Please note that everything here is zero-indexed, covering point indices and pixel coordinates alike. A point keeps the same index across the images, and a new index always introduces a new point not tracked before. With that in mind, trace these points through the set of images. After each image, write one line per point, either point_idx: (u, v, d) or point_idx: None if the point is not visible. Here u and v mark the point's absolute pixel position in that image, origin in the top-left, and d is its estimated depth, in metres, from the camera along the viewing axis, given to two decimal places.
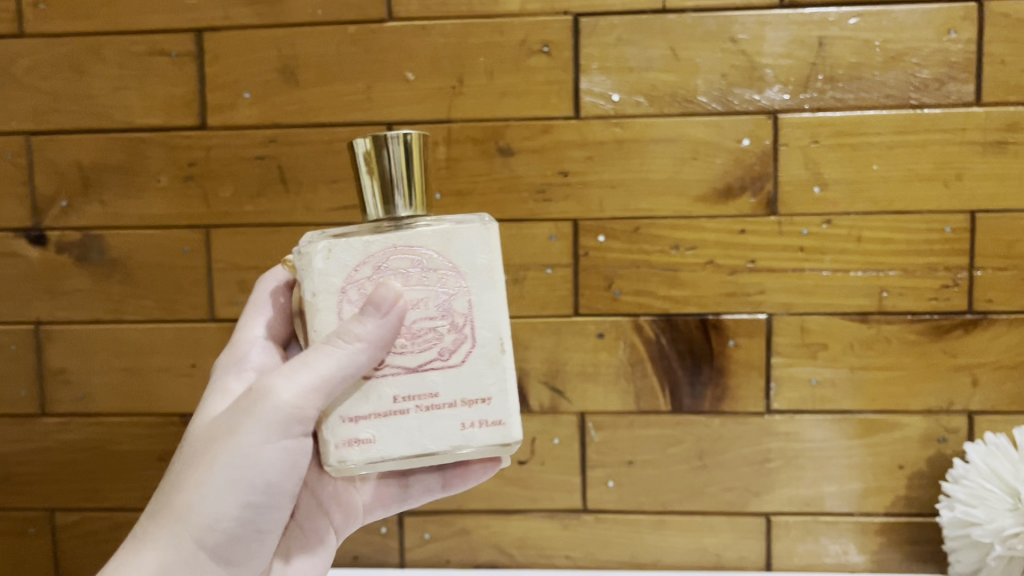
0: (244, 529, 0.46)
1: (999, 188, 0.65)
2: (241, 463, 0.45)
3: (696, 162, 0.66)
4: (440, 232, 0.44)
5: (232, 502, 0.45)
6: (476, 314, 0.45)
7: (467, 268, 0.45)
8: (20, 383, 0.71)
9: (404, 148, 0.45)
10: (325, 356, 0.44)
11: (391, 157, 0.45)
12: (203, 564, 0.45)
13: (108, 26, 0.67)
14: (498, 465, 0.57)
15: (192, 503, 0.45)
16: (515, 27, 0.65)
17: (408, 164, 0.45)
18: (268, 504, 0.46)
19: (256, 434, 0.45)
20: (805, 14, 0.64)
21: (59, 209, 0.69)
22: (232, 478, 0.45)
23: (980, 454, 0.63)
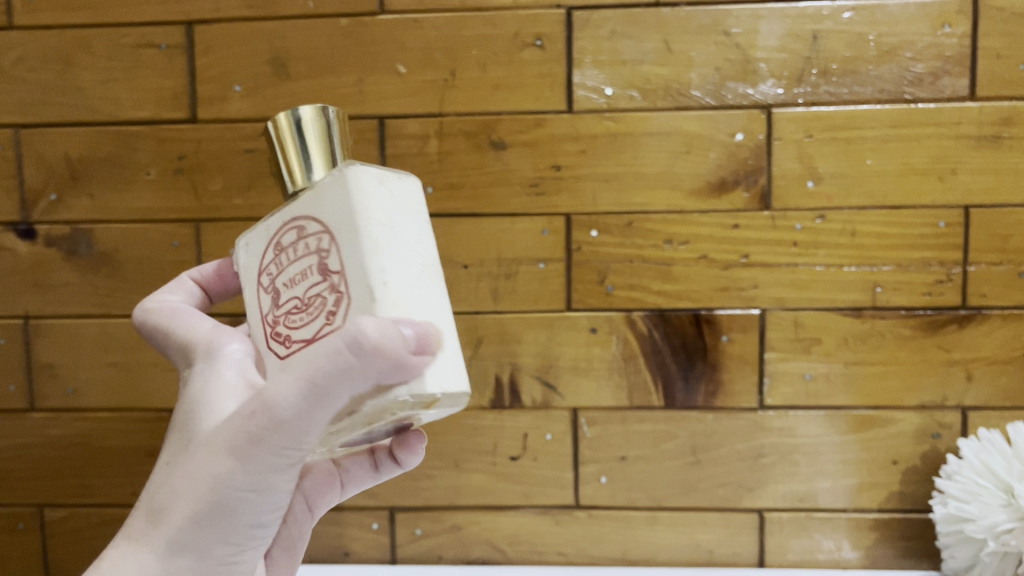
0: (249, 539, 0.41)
1: (994, 183, 0.64)
2: (257, 498, 0.40)
3: (689, 156, 0.65)
4: (312, 192, 0.40)
5: (248, 530, 0.41)
6: (348, 267, 0.38)
7: (332, 222, 0.39)
8: (8, 378, 0.71)
9: (319, 120, 0.41)
10: (313, 373, 0.36)
11: (307, 125, 0.41)
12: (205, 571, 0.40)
13: (96, 18, 0.67)
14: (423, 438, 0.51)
15: (194, 516, 0.39)
16: (507, 20, 0.65)
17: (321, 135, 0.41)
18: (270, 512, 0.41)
19: (270, 467, 0.39)
20: (799, 8, 0.63)
21: (48, 202, 0.69)
22: (245, 510, 0.40)
23: (972, 449, 0.62)
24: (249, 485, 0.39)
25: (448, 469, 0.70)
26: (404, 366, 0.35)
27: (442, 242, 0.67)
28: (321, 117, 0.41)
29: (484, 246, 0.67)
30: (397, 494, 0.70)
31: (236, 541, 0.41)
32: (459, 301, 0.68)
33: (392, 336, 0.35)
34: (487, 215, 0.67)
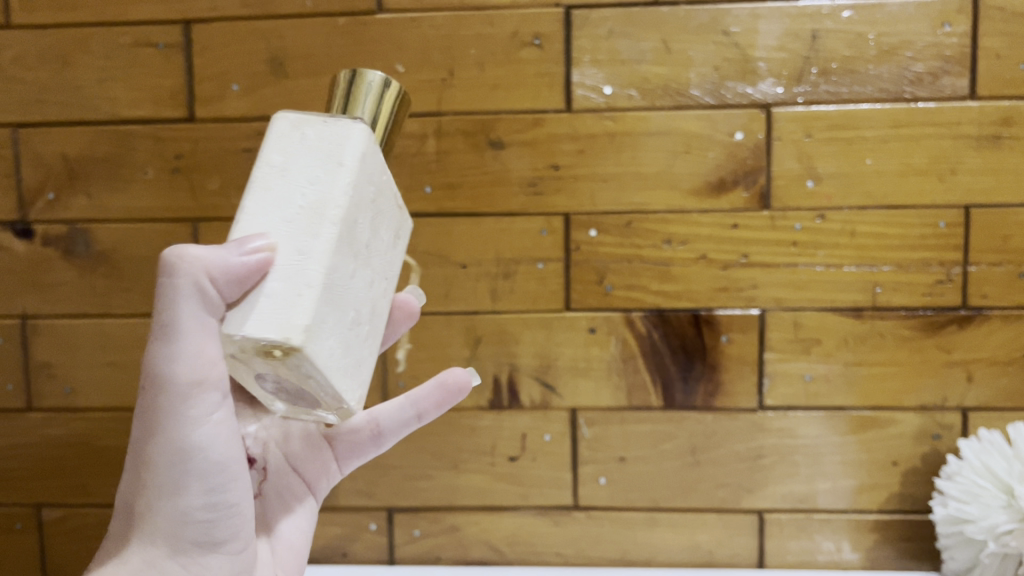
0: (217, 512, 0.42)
1: (994, 183, 0.64)
2: (185, 459, 0.40)
3: (688, 156, 0.65)
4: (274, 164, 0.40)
5: (200, 495, 0.41)
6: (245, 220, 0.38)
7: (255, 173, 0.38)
8: (5, 377, 0.71)
9: (382, 93, 0.41)
10: (166, 322, 0.37)
11: (366, 94, 0.41)
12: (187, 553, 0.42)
13: (94, 17, 0.67)
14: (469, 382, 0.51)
15: (150, 504, 0.41)
16: (505, 19, 0.65)
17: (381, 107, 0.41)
18: (221, 478, 0.41)
19: (182, 425, 0.39)
20: (798, 7, 0.63)
21: (45, 202, 0.69)
22: (182, 478, 0.40)
23: (973, 450, 0.62)
24: (167, 451, 0.40)
25: (446, 469, 0.69)
26: (227, 280, 0.36)
27: (440, 242, 0.67)
28: (384, 91, 0.41)
29: (482, 245, 0.67)
30: (394, 495, 0.70)
31: (198, 512, 0.41)
32: (458, 301, 0.67)
33: (217, 254, 0.36)
34: (485, 214, 0.67)
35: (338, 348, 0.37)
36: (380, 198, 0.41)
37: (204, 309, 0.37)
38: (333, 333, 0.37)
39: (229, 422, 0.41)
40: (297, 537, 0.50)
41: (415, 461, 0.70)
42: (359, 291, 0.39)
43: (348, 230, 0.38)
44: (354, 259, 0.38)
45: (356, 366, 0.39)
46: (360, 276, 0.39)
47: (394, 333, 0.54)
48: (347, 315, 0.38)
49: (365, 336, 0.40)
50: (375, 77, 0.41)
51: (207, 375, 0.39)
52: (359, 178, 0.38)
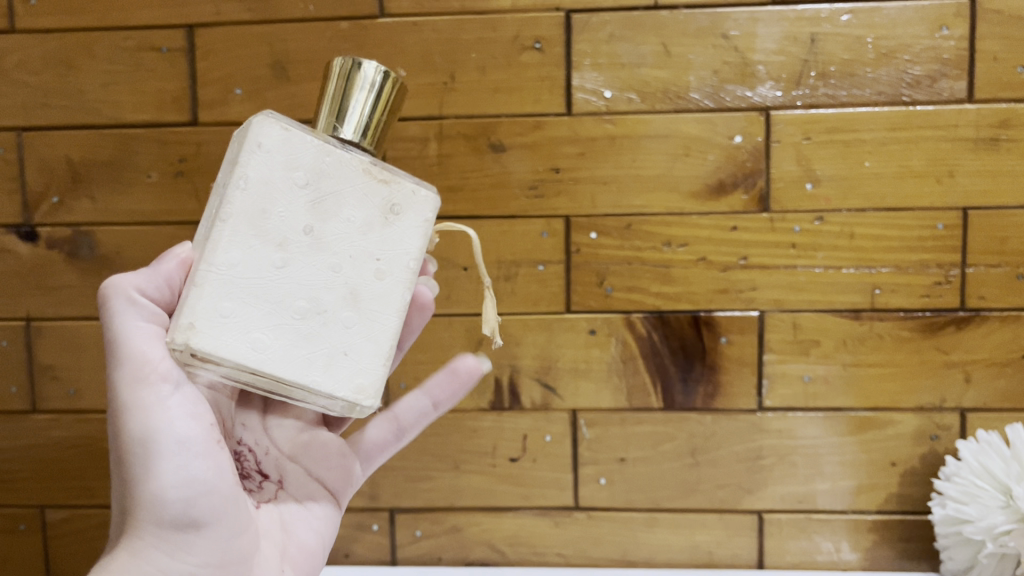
0: (193, 489, 0.43)
1: (992, 185, 0.65)
2: (148, 447, 0.42)
3: (687, 159, 0.66)
4: None
5: (171, 479, 0.42)
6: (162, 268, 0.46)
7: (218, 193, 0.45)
8: (10, 379, 0.71)
9: (379, 85, 0.44)
10: (110, 337, 0.43)
11: (362, 82, 0.43)
12: (173, 537, 0.43)
13: (99, 21, 0.67)
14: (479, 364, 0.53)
15: (128, 497, 0.43)
16: (506, 23, 0.65)
17: (372, 98, 0.44)
18: (186, 457, 0.43)
19: (140, 414, 0.42)
20: (797, 11, 0.64)
21: (50, 205, 0.69)
22: (148, 463, 0.42)
23: (971, 451, 0.62)
24: (132, 442, 0.42)
25: (447, 470, 0.70)
26: (157, 287, 0.44)
27: (441, 245, 0.68)
28: (380, 82, 0.44)
29: (483, 247, 0.67)
30: (396, 496, 0.70)
31: (175, 497, 0.42)
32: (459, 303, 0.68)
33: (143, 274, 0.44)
34: (487, 217, 0.67)
35: (262, 339, 0.41)
36: (324, 180, 0.42)
37: (139, 317, 0.43)
38: (246, 326, 0.41)
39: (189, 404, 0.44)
40: (316, 541, 0.49)
41: (417, 462, 0.70)
42: (300, 280, 0.42)
43: (261, 225, 0.42)
44: (282, 250, 0.42)
45: (314, 352, 0.42)
46: (298, 265, 0.42)
47: (411, 325, 0.53)
48: (276, 305, 0.42)
49: (330, 321, 0.42)
50: (373, 68, 0.43)
51: (151, 365, 0.43)
52: (270, 172, 0.42)
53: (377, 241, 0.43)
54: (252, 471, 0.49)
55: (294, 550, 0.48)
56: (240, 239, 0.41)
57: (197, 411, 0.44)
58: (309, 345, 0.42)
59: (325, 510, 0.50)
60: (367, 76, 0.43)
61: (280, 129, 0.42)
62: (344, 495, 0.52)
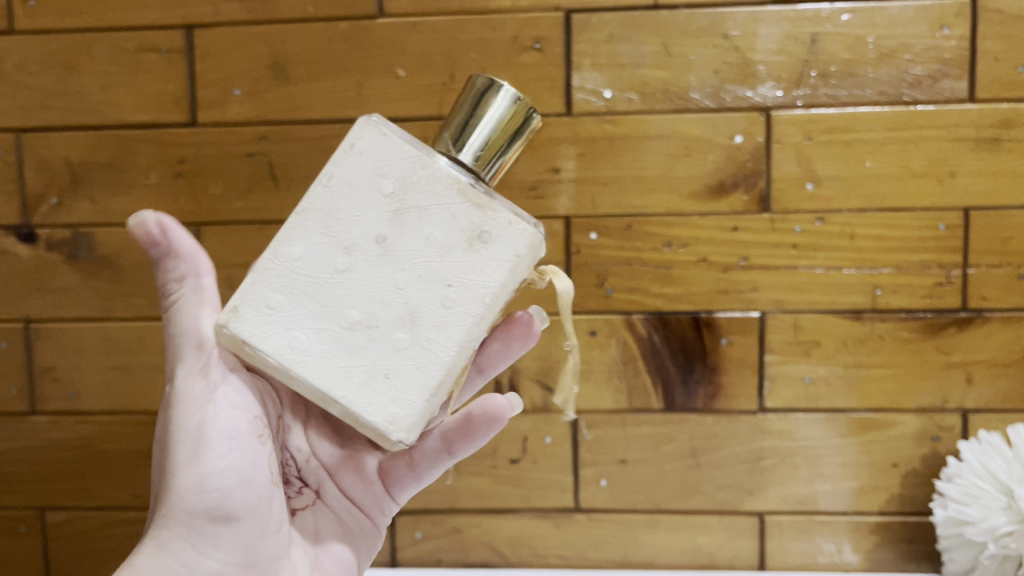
0: (231, 482, 0.43)
1: (993, 185, 0.64)
2: (191, 433, 0.43)
3: (688, 159, 0.65)
4: None
5: (206, 469, 0.42)
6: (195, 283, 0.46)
7: None
8: (9, 381, 0.71)
9: (511, 110, 0.42)
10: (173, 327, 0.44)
11: (493, 105, 0.42)
12: (203, 528, 0.42)
13: (98, 22, 0.67)
14: (504, 414, 0.50)
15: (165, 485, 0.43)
16: (506, 23, 0.65)
17: (496, 131, 0.42)
18: (229, 449, 0.43)
19: (189, 404, 0.43)
20: (798, 10, 0.63)
21: (49, 206, 0.69)
22: (192, 452, 0.42)
23: (972, 452, 0.62)
24: (177, 426, 0.43)
25: (448, 472, 0.70)
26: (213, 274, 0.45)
27: None
28: (513, 107, 0.42)
29: None
30: None
31: (208, 488, 0.42)
32: None
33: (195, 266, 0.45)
34: None
35: (303, 340, 0.41)
36: (410, 193, 0.41)
37: (204, 302, 0.44)
38: (290, 323, 0.41)
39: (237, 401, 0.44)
40: (348, 552, 0.50)
41: None
42: (361, 290, 0.41)
43: (333, 227, 0.41)
44: (348, 255, 0.41)
45: (354, 369, 0.41)
46: (361, 274, 0.41)
47: (506, 351, 0.52)
48: (328, 312, 0.41)
49: (379, 339, 0.41)
50: (507, 92, 0.42)
51: (208, 356, 0.44)
52: (357, 175, 0.41)
53: (448, 265, 0.41)
54: (294, 477, 0.50)
55: (328, 559, 0.49)
56: (310, 236, 0.41)
57: (245, 406, 0.45)
58: (351, 361, 0.41)
59: (358, 527, 0.51)
60: (496, 108, 0.42)
61: (381, 134, 0.42)
62: (379, 516, 0.52)
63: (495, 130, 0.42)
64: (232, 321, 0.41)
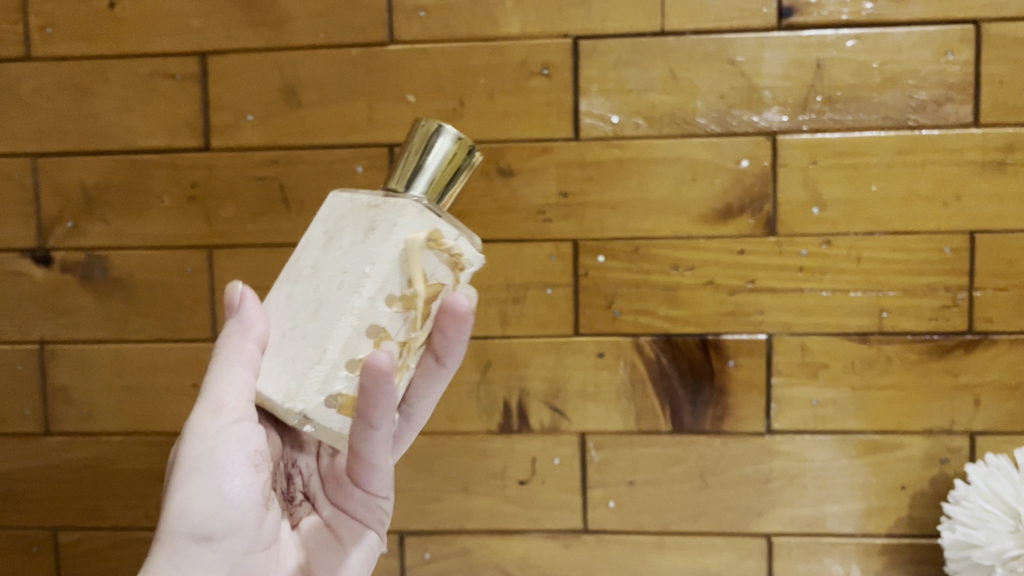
0: (220, 506, 0.43)
1: (999, 208, 0.65)
2: (187, 466, 0.43)
3: (695, 183, 0.66)
4: None
5: (193, 497, 0.42)
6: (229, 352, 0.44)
7: None
8: (23, 402, 0.72)
9: (455, 150, 0.43)
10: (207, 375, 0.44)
11: (436, 147, 0.43)
12: (186, 553, 0.42)
13: (113, 49, 0.68)
14: (374, 360, 0.38)
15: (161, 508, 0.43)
16: (514, 49, 0.66)
17: (449, 164, 0.43)
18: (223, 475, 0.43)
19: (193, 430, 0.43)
20: (802, 36, 0.64)
21: (64, 229, 0.70)
22: (190, 479, 0.42)
23: (980, 474, 0.63)
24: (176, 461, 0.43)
25: (457, 493, 0.70)
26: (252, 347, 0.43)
27: None
28: (455, 147, 0.43)
29: (491, 271, 0.68)
30: (407, 518, 0.71)
31: (194, 517, 0.42)
32: None
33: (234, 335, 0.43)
34: (496, 240, 0.67)
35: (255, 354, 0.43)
36: (335, 219, 0.43)
37: (243, 363, 0.43)
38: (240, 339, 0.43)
39: (246, 435, 0.44)
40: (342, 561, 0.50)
41: (426, 485, 0.70)
42: (291, 305, 0.43)
43: (290, 269, 0.44)
44: (289, 282, 0.43)
45: (281, 364, 0.42)
46: (297, 294, 0.43)
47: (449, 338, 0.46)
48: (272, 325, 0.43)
49: (299, 335, 0.42)
50: (448, 130, 0.43)
51: (224, 400, 0.43)
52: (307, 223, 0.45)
53: (347, 261, 0.41)
54: (297, 493, 0.52)
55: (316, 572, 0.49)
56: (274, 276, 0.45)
57: (248, 440, 0.44)
58: (279, 358, 0.42)
59: (352, 536, 0.51)
60: (442, 145, 0.43)
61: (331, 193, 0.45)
62: (376, 518, 0.51)
63: (446, 163, 0.43)
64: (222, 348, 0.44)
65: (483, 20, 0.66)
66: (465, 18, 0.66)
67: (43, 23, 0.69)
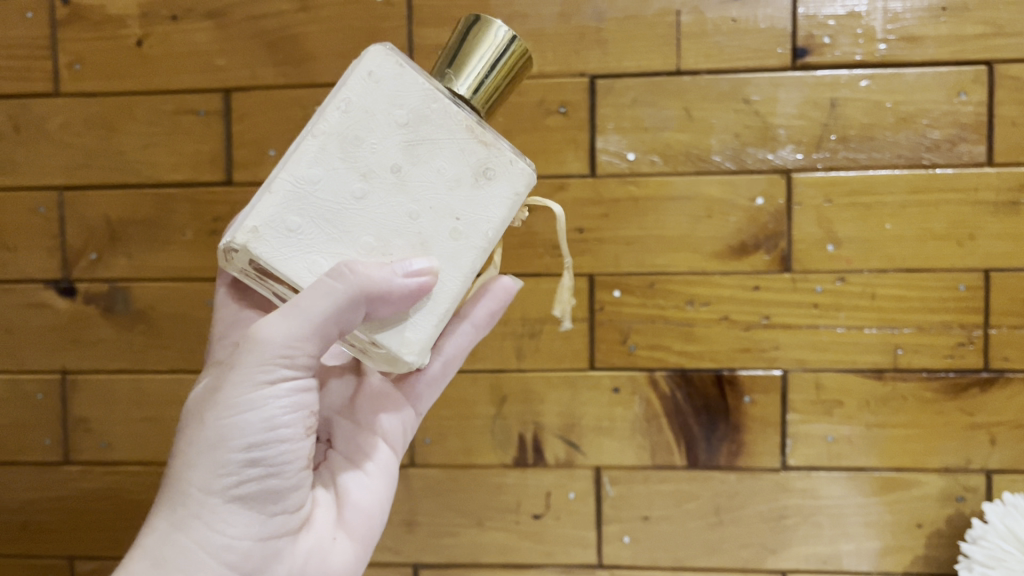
0: (261, 465, 0.43)
1: (1014, 247, 0.65)
2: (222, 414, 0.42)
3: (710, 220, 0.67)
4: (366, 75, 0.42)
5: (236, 454, 0.42)
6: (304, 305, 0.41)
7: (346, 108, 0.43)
8: (44, 431, 0.73)
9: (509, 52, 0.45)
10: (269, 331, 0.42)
11: (494, 46, 0.45)
12: (221, 505, 0.43)
13: (139, 86, 0.70)
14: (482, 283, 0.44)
15: (193, 462, 0.43)
16: (532, 88, 0.67)
17: (499, 68, 0.45)
18: (268, 435, 0.43)
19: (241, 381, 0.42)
20: (816, 76, 0.65)
21: (88, 261, 0.71)
22: (237, 433, 0.42)
23: (998, 513, 0.62)
24: (216, 408, 0.42)
25: (472, 527, 0.70)
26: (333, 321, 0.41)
27: None
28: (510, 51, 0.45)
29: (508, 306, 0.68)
30: (422, 551, 0.71)
31: (232, 474, 0.43)
32: (483, 360, 0.69)
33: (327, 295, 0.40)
34: (513, 274, 0.68)
35: (318, 262, 0.42)
36: (422, 125, 0.43)
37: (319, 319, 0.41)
38: (308, 246, 0.42)
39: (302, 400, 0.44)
40: (374, 497, 0.51)
41: (440, 518, 0.71)
42: (374, 216, 0.42)
43: (353, 152, 0.42)
44: (365, 181, 0.42)
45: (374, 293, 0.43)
46: (378, 199, 0.42)
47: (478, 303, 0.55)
48: (343, 236, 0.42)
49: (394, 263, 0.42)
50: (507, 34, 0.45)
51: (293, 356, 0.42)
52: (373, 104, 0.42)
53: (455, 198, 0.43)
54: None
55: (351, 517, 0.49)
56: (327, 158, 0.42)
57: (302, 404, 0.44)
58: None
59: (381, 470, 0.52)
60: (497, 37, 0.45)
61: (397, 68, 0.43)
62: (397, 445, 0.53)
63: (497, 72, 0.45)
64: (252, 242, 0.41)
65: None
66: None
67: (72, 60, 0.70)
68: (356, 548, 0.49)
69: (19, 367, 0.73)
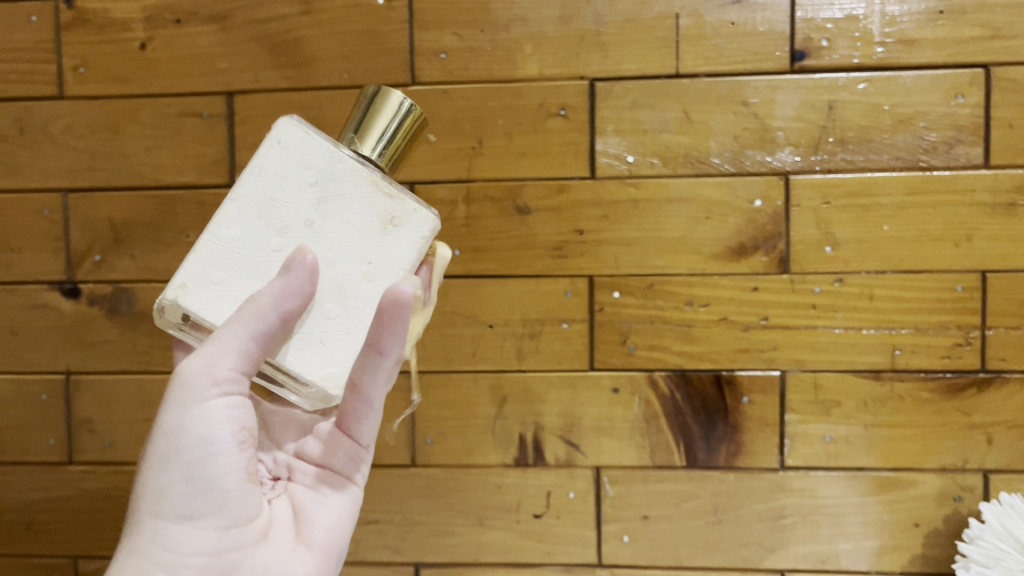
0: (203, 481, 0.44)
1: (1011, 249, 0.66)
2: (162, 438, 0.44)
3: (708, 221, 0.67)
4: (276, 144, 0.47)
5: (177, 474, 0.44)
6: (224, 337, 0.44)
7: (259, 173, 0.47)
8: (48, 431, 0.73)
9: (406, 114, 0.48)
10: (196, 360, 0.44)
11: (389, 109, 0.48)
12: (171, 527, 0.44)
13: (143, 89, 0.71)
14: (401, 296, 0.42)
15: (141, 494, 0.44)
16: (532, 91, 0.67)
17: (399, 131, 0.48)
18: (205, 451, 0.44)
19: (177, 407, 0.44)
20: (814, 79, 0.66)
21: (92, 262, 0.72)
22: (176, 454, 0.44)
23: (994, 513, 0.63)
24: (157, 437, 0.44)
25: (472, 526, 0.71)
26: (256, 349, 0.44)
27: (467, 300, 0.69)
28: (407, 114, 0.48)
29: (508, 307, 0.69)
30: (422, 550, 0.72)
31: (176, 495, 0.44)
32: (483, 360, 0.69)
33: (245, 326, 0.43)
34: (513, 275, 0.69)
35: None
36: (332, 183, 0.46)
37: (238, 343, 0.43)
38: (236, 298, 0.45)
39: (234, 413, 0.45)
40: (332, 514, 0.50)
41: (441, 517, 0.71)
42: None
43: (270, 212, 0.46)
44: (281, 237, 0.46)
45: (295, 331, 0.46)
46: None
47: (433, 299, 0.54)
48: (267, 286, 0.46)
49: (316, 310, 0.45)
50: (402, 98, 0.48)
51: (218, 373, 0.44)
52: (285, 166, 0.46)
53: (368, 246, 0.46)
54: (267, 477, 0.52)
55: (309, 532, 0.48)
56: (246, 218, 0.46)
57: (235, 417, 0.45)
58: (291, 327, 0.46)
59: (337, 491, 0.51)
60: (394, 104, 0.48)
61: (302, 134, 0.47)
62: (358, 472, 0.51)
63: (398, 134, 0.48)
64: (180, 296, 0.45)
65: (502, 62, 0.68)
66: (484, 61, 0.68)
67: (76, 64, 0.71)
68: (317, 561, 0.48)
69: (23, 368, 0.73)
